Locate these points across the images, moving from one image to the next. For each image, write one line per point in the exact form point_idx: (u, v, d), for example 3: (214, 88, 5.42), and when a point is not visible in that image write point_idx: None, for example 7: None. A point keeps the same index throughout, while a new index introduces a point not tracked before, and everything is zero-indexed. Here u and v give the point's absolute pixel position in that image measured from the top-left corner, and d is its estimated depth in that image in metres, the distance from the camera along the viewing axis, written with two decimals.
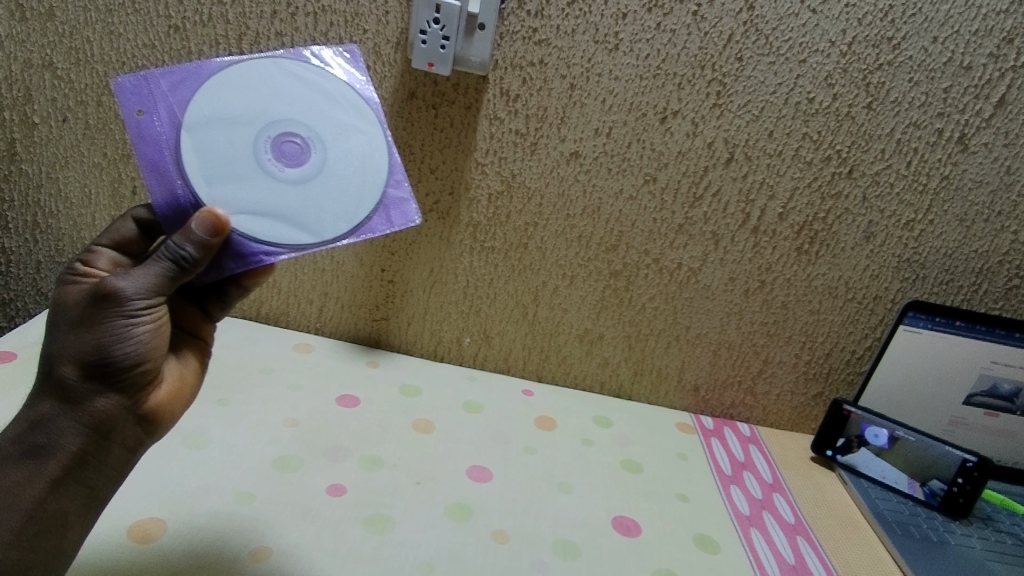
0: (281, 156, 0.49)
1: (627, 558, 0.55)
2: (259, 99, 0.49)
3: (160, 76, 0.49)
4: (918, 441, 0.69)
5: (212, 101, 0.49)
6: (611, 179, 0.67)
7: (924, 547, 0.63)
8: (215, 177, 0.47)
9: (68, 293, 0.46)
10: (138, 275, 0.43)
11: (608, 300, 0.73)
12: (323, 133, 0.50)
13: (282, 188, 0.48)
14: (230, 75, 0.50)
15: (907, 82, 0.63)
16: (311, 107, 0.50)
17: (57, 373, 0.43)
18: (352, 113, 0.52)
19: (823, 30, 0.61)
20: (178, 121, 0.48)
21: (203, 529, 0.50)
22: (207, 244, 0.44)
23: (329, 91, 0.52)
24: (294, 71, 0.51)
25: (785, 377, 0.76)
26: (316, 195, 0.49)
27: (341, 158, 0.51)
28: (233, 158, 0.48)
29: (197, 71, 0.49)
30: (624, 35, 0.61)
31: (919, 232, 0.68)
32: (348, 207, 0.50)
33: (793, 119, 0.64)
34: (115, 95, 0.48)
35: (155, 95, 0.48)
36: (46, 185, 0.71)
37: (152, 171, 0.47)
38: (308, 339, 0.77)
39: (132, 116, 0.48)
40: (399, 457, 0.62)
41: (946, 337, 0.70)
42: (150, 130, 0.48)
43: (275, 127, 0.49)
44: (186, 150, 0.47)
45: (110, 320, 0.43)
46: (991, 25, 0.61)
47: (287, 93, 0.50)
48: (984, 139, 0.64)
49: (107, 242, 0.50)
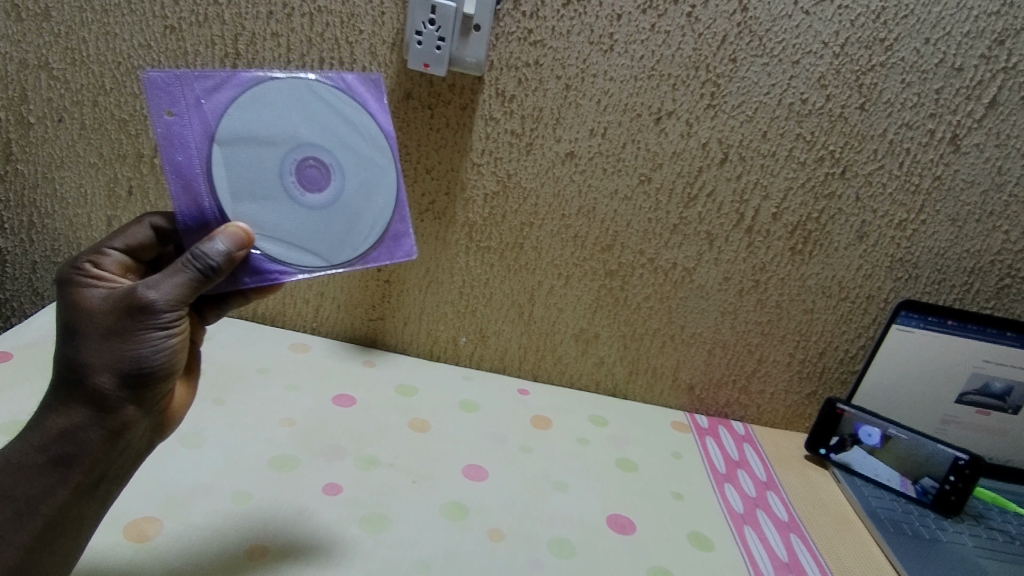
0: (302, 181, 0.51)
1: (622, 556, 0.56)
2: (288, 120, 0.50)
3: (195, 79, 0.48)
4: (910, 439, 0.69)
5: (244, 115, 0.49)
6: (607, 179, 0.67)
7: (918, 545, 0.63)
8: (240, 194, 0.49)
9: (85, 298, 0.45)
10: (164, 284, 0.44)
11: (604, 300, 0.73)
12: (343, 163, 0.52)
13: (299, 213, 0.51)
14: (263, 91, 0.50)
15: (900, 83, 0.63)
16: (335, 135, 0.52)
17: (82, 381, 0.44)
18: (371, 146, 0.53)
19: (817, 31, 0.61)
20: (208, 131, 0.48)
21: (199, 529, 0.51)
22: (234, 257, 0.45)
23: (353, 121, 0.53)
24: (324, 95, 0.52)
25: (779, 376, 0.77)
26: (330, 222, 0.52)
27: (355, 189, 0.53)
28: (260, 177, 0.49)
29: (232, 79, 0.49)
30: (619, 36, 0.62)
31: (911, 232, 0.69)
32: (354, 238, 0.53)
33: (786, 119, 0.64)
34: (144, 90, 0.47)
35: (187, 97, 0.48)
36: (42, 185, 0.71)
37: (177, 177, 0.48)
38: (304, 339, 0.77)
39: (161, 117, 0.48)
40: (396, 457, 0.62)
41: (938, 336, 0.70)
42: (179, 134, 0.48)
43: (301, 151, 0.51)
44: (216, 163, 0.48)
45: (142, 330, 0.44)
46: (982, 26, 0.61)
47: (316, 118, 0.51)
48: (976, 139, 0.65)
49: (120, 245, 0.50)
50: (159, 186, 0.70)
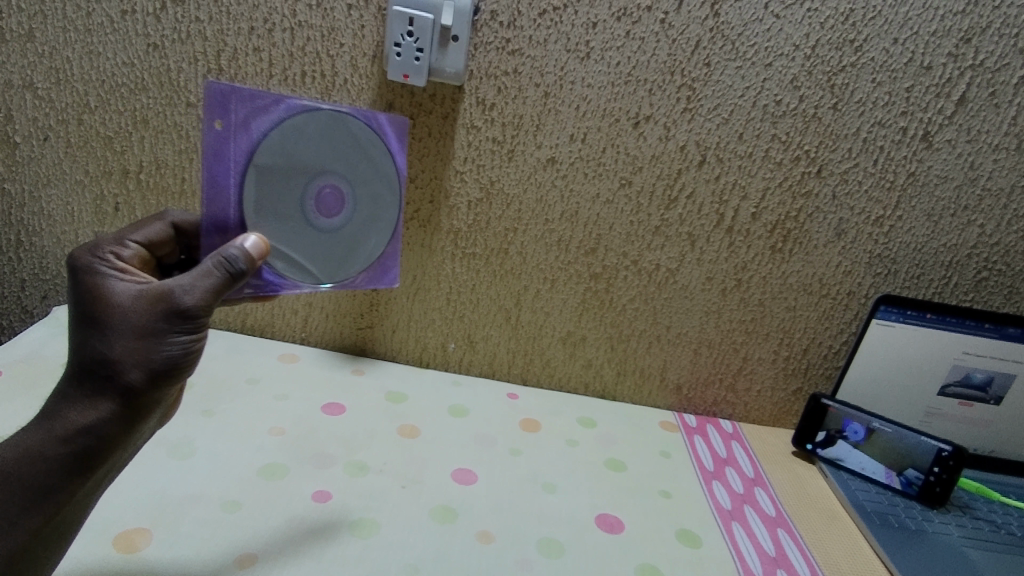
0: (316, 207, 0.53)
1: (610, 554, 0.56)
2: (320, 149, 0.53)
3: (251, 97, 0.50)
4: (894, 432, 0.70)
5: (284, 138, 0.51)
6: (588, 183, 0.68)
7: (903, 536, 0.64)
8: (262, 211, 0.51)
9: (108, 288, 0.45)
10: (197, 287, 0.44)
11: (590, 302, 0.74)
12: (355, 198, 0.55)
13: (306, 235, 0.53)
14: (307, 118, 0.52)
15: (871, 82, 0.64)
16: (354, 170, 0.55)
17: (106, 375, 0.43)
18: (386, 185, 0.57)
19: (788, 34, 0.63)
20: (250, 148, 0.50)
21: (188, 538, 0.51)
22: (256, 263, 0.47)
23: (375, 160, 0.56)
24: (356, 132, 0.54)
25: (765, 374, 0.78)
26: (333, 248, 0.55)
27: (360, 222, 0.56)
28: (282, 196, 0.52)
29: (284, 103, 0.51)
30: (595, 43, 0.63)
31: (888, 228, 0.70)
32: (350, 265, 0.57)
33: (762, 120, 0.66)
34: (203, 96, 0.48)
35: (240, 112, 0.49)
36: (29, 204, 0.72)
37: (211, 187, 0.49)
38: (294, 349, 0.77)
39: (211, 125, 0.49)
40: (386, 462, 0.63)
41: (918, 329, 0.71)
42: (222, 146, 0.49)
43: (324, 180, 0.53)
44: (249, 178, 0.50)
45: (171, 328, 0.44)
46: (948, 25, 0.63)
47: (343, 152, 0.54)
48: (948, 135, 0.66)
49: (141, 239, 0.51)
50: (146, 201, 0.71)
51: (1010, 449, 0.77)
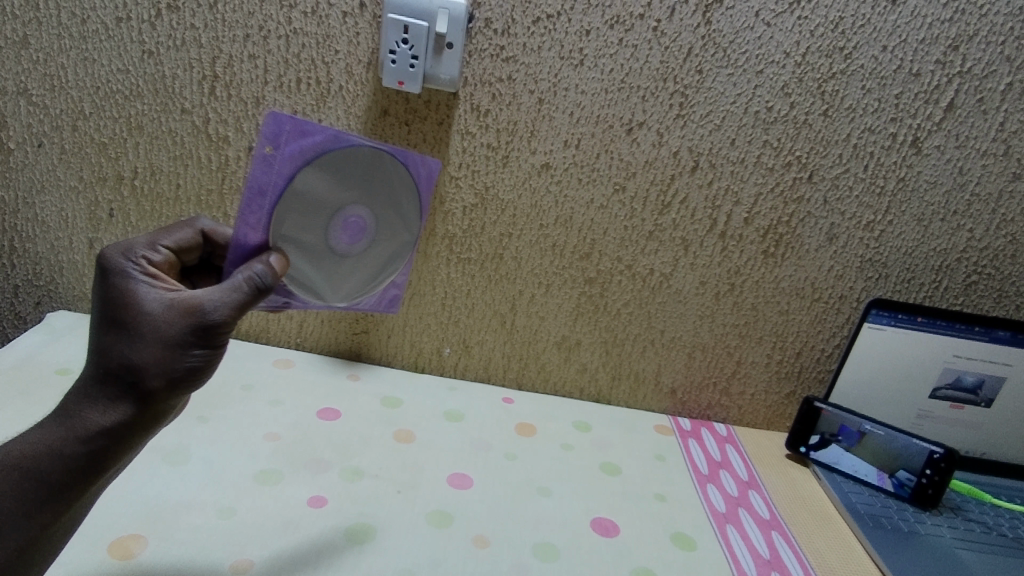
0: (342, 235, 0.53)
1: (607, 558, 0.57)
2: (356, 183, 0.53)
3: (309, 130, 0.48)
4: (886, 434, 0.71)
5: (328, 171, 0.50)
6: (582, 189, 0.69)
7: (896, 538, 0.65)
8: (292, 237, 0.50)
9: (137, 293, 0.44)
10: (225, 301, 0.44)
11: (585, 307, 0.75)
12: (376, 231, 0.56)
13: (326, 260, 0.53)
14: (353, 155, 0.52)
15: (861, 89, 0.65)
16: (381, 205, 0.55)
17: (129, 380, 0.43)
18: (407, 226, 0.59)
19: (778, 42, 0.64)
20: (295, 179, 0.48)
21: (183, 544, 0.51)
22: (279, 276, 0.47)
23: (404, 203, 0.57)
24: (391, 172, 0.55)
25: (758, 377, 0.78)
26: (348, 274, 0.55)
27: (376, 253, 0.57)
28: (313, 224, 0.51)
29: (337, 140, 0.50)
30: (588, 50, 0.64)
31: (879, 233, 0.71)
32: (358, 295, 0.57)
33: (753, 127, 0.66)
34: (263, 122, 0.46)
35: (295, 144, 0.48)
36: (23, 210, 0.72)
37: (246, 210, 0.47)
38: (289, 355, 0.78)
39: (264, 151, 0.47)
40: (381, 467, 0.63)
41: (909, 332, 0.72)
42: (269, 173, 0.47)
43: (354, 212, 0.53)
44: (288, 207, 0.49)
45: (197, 340, 0.44)
46: (936, 33, 0.64)
47: (375, 187, 0.54)
48: (937, 141, 0.67)
49: (170, 243, 0.50)
50: (141, 208, 0.71)
51: (1001, 451, 0.78)
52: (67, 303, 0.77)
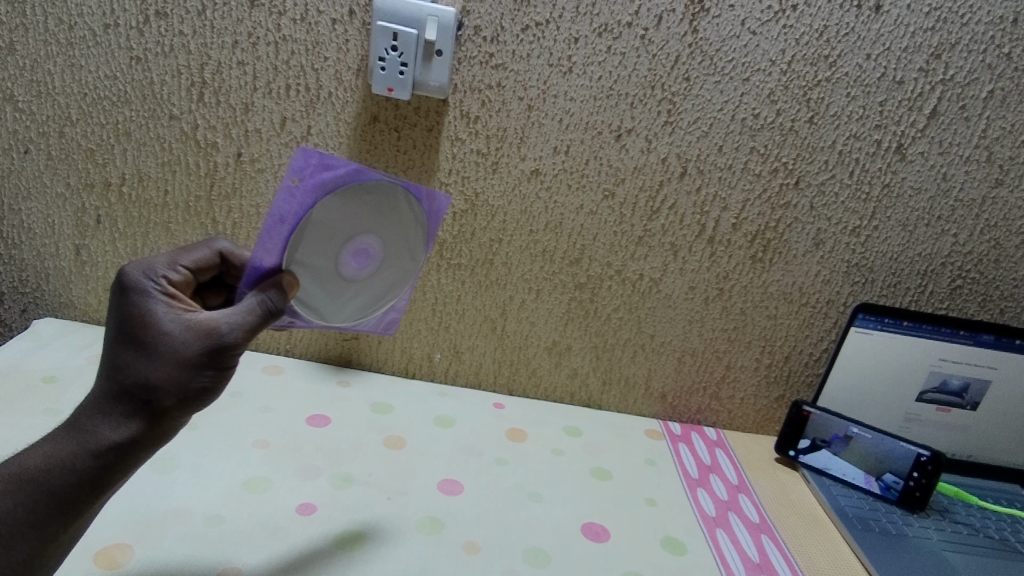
0: (350, 263, 0.52)
1: (597, 562, 0.57)
2: (370, 214, 0.52)
3: (335, 166, 0.49)
4: (873, 438, 0.72)
5: (346, 203, 0.50)
6: (572, 195, 0.69)
7: (885, 540, 0.65)
8: (302, 262, 0.50)
9: (154, 312, 0.44)
10: (241, 325, 0.45)
11: (575, 312, 0.75)
12: (384, 260, 0.55)
13: (331, 284, 0.52)
14: (369, 190, 0.51)
15: (845, 97, 0.66)
16: (392, 236, 0.54)
17: (141, 399, 0.43)
18: (413, 256, 0.56)
19: (764, 50, 0.64)
20: (313, 209, 0.49)
21: (171, 552, 0.50)
22: (289, 298, 0.48)
23: (413, 236, 0.55)
24: (405, 206, 0.53)
25: (748, 382, 0.79)
26: (351, 297, 0.54)
27: (382, 279, 0.56)
28: (324, 252, 0.50)
29: (359, 175, 0.50)
30: (577, 58, 0.64)
31: (865, 238, 0.72)
32: (360, 318, 0.56)
33: (740, 134, 0.67)
34: (294, 155, 0.47)
35: (319, 178, 0.48)
36: (8, 217, 0.71)
37: (266, 236, 0.47)
38: (279, 361, 0.77)
39: (290, 182, 0.47)
40: (371, 473, 0.63)
41: (895, 336, 0.73)
42: (291, 203, 0.48)
43: (364, 243, 0.52)
44: (302, 234, 0.49)
45: (212, 361, 0.44)
46: (919, 41, 0.65)
47: (387, 220, 0.53)
48: (920, 148, 0.68)
49: (188, 261, 0.49)
50: (129, 214, 0.71)
51: (987, 454, 0.79)
52: (53, 311, 0.76)
